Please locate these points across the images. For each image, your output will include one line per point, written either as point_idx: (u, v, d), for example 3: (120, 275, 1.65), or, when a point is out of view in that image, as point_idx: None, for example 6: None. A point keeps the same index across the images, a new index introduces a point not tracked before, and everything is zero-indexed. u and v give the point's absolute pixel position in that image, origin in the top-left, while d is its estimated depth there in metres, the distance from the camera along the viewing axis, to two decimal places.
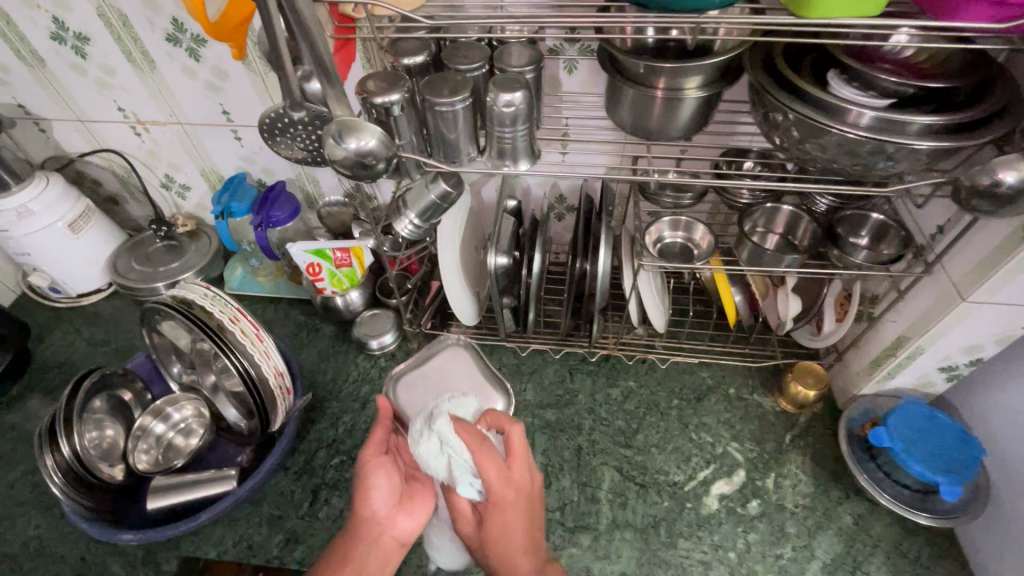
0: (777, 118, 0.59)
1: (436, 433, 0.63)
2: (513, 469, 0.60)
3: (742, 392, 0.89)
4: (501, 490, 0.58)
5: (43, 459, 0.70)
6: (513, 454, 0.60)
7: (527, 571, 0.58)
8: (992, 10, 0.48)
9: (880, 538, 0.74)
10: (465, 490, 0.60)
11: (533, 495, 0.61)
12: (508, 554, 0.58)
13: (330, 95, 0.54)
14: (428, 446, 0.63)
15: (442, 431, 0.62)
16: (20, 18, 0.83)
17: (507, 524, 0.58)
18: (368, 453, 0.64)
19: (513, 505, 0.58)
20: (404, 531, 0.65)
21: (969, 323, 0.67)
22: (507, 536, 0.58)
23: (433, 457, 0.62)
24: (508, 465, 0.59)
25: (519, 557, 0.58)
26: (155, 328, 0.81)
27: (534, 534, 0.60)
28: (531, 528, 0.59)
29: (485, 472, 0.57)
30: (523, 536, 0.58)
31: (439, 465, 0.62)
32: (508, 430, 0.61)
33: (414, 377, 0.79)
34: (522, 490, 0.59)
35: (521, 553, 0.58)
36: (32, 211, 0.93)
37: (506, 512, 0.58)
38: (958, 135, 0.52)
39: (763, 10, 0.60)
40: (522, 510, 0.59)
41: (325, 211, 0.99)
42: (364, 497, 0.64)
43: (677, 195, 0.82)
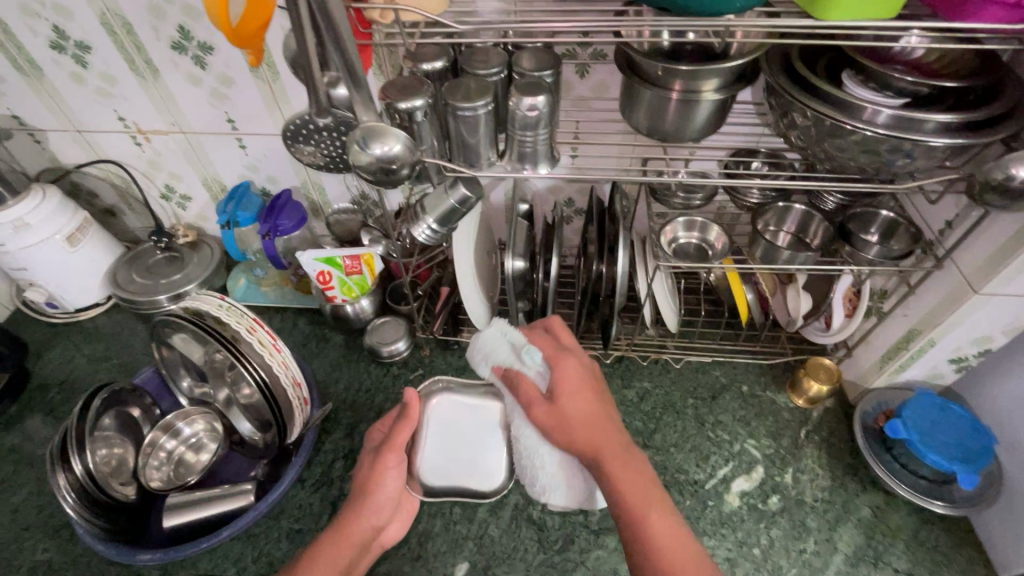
0: (796, 117, 0.60)
1: (498, 329, 0.68)
2: (568, 346, 0.66)
3: (755, 389, 0.90)
4: (562, 357, 0.62)
5: (55, 478, 0.68)
6: (564, 337, 0.67)
7: (605, 438, 0.57)
8: (1005, 11, 0.50)
9: (898, 529, 0.75)
10: (530, 366, 0.64)
11: (592, 374, 0.63)
12: (581, 419, 0.58)
13: (357, 100, 0.54)
14: (491, 340, 0.67)
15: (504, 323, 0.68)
16: (18, 26, 0.81)
17: (577, 388, 0.60)
18: (390, 454, 0.63)
19: (578, 373, 0.61)
20: (388, 536, 0.69)
21: (979, 315, 0.69)
22: (580, 402, 0.59)
23: (497, 348, 0.66)
24: (562, 343, 0.66)
25: (592, 421, 0.58)
26: (166, 341, 0.79)
27: (606, 406, 0.60)
28: (599, 400, 0.61)
29: (544, 346, 0.65)
30: (591, 403, 0.60)
31: (502, 352, 0.66)
32: (551, 322, 0.69)
33: (455, 401, 0.83)
34: (580, 365, 0.63)
35: (594, 418, 0.59)
36: (29, 224, 0.90)
37: (572, 376, 0.61)
38: (973, 133, 0.53)
39: (777, 13, 0.62)
40: (586, 377, 0.62)
41: (333, 219, 0.98)
42: (370, 504, 0.63)
43: (688, 196, 0.81)
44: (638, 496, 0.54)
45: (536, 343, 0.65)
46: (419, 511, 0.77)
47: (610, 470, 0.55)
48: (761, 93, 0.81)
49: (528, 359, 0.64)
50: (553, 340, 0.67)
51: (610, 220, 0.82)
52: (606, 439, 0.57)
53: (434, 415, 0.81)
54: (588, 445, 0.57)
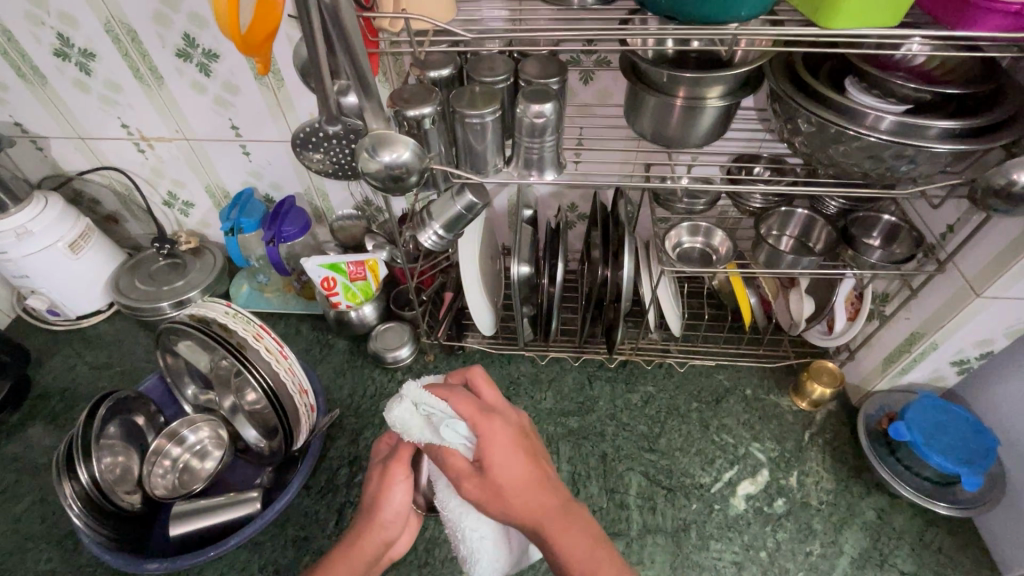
0: (800, 124, 0.61)
1: (409, 396, 0.53)
2: (491, 402, 0.56)
3: (759, 393, 0.91)
4: (489, 423, 0.52)
5: (62, 487, 0.68)
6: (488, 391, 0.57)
7: (548, 508, 0.51)
8: (1006, 20, 0.51)
9: (902, 531, 0.76)
10: (450, 439, 0.52)
11: (520, 431, 0.54)
12: (519, 492, 0.50)
13: (367, 109, 0.54)
14: (399, 411, 0.53)
15: (412, 391, 0.53)
16: (22, 34, 0.81)
17: (511, 457, 0.51)
18: (398, 466, 0.58)
19: (510, 436, 0.52)
20: (397, 551, 0.64)
21: (981, 317, 0.70)
22: (514, 471, 0.51)
23: (410, 423, 0.53)
24: (484, 399, 0.55)
25: (532, 492, 0.51)
26: (172, 348, 0.79)
27: (543, 468, 0.53)
28: (534, 460, 0.53)
29: (465, 408, 0.53)
30: (529, 471, 0.52)
31: (419, 426, 0.53)
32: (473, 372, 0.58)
33: None
34: (511, 425, 0.54)
35: (533, 486, 0.51)
36: (31, 231, 0.90)
37: (502, 443, 0.52)
38: (974, 139, 0.54)
39: (781, 22, 0.63)
40: (518, 439, 0.53)
41: (337, 225, 0.99)
42: (377, 520, 0.58)
43: (690, 201, 0.83)
44: (585, 563, 0.50)
45: (454, 408, 0.53)
46: (426, 518, 0.77)
47: (552, 537, 0.50)
48: (764, 100, 0.82)
49: (450, 432, 0.52)
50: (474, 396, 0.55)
51: (613, 225, 0.83)
52: (548, 509, 0.51)
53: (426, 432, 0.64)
54: (529, 517, 0.50)
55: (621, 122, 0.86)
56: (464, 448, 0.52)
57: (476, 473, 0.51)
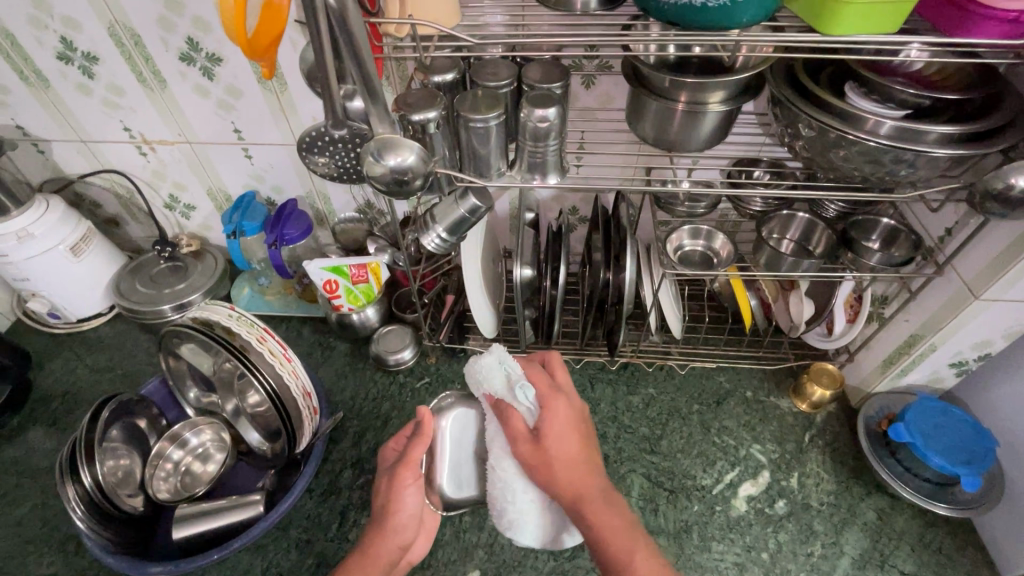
0: (800, 128, 0.61)
1: (496, 354, 0.65)
2: (562, 385, 0.62)
3: (759, 394, 0.91)
4: (554, 398, 0.59)
5: (64, 490, 0.68)
6: (560, 374, 0.64)
7: (589, 486, 0.55)
8: (1005, 27, 0.52)
9: (902, 531, 0.77)
10: (521, 400, 0.60)
11: (580, 415, 0.60)
12: (567, 463, 0.56)
13: (373, 113, 0.54)
14: (488, 365, 0.64)
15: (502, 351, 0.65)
16: (26, 38, 0.81)
17: (566, 431, 0.57)
18: (405, 471, 0.61)
19: (568, 414, 0.59)
20: (415, 553, 0.67)
21: (980, 320, 0.71)
22: (568, 445, 0.57)
23: (492, 374, 0.63)
24: (558, 382, 0.62)
25: (580, 466, 0.56)
26: (175, 351, 0.79)
27: (593, 452, 0.58)
28: (587, 442, 0.58)
29: (538, 381, 0.61)
30: (581, 449, 0.57)
31: (496, 380, 0.63)
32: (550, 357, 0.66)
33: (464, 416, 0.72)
34: (571, 406, 0.60)
35: (581, 463, 0.56)
36: (32, 234, 0.90)
37: (562, 418, 0.58)
38: (973, 144, 0.55)
39: (782, 28, 0.63)
40: (576, 420, 0.59)
41: (339, 228, 1.00)
42: (389, 527, 0.60)
43: (692, 204, 0.83)
44: (620, 544, 0.52)
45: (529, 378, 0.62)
46: None
47: (590, 513, 0.54)
48: (764, 104, 0.83)
49: (518, 394, 0.60)
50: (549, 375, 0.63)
51: (615, 228, 0.83)
52: (591, 486, 0.55)
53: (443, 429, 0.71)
54: (573, 490, 0.55)
55: (623, 126, 0.87)
56: (528, 413, 0.60)
57: (531, 438, 0.57)
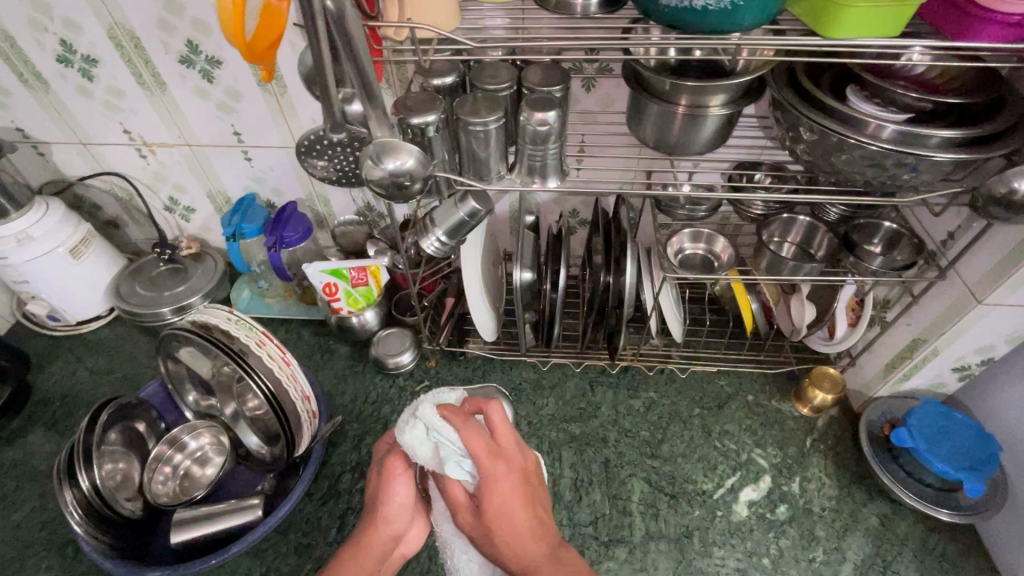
0: (802, 131, 0.61)
1: (422, 419, 0.56)
2: (504, 444, 0.54)
3: (760, 398, 0.91)
4: (494, 468, 0.52)
5: (62, 494, 0.68)
6: (500, 434, 0.54)
7: (536, 555, 0.52)
8: (1007, 31, 0.52)
9: (905, 537, 0.76)
10: (455, 475, 0.53)
11: (525, 482, 0.53)
12: (510, 539, 0.51)
13: (371, 117, 0.54)
14: (413, 436, 0.56)
15: (428, 418, 0.55)
16: (25, 40, 0.81)
17: (507, 508, 0.51)
18: (393, 466, 0.59)
19: (510, 484, 0.52)
20: (409, 547, 0.62)
21: (983, 324, 0.70)
22: (506, 524, 0.51)
23: (419, 446, 0.55)
24: (499, 440, 0.54)
25: (525, 538, 0.52)
26: (174, 354, 0.79)
27: (540, 516, 0.53)
28: (533, 509, 0.53)
29: (474, 452, 0.52)
30: (524, 521, 0.52)
31: (427, 452, 0.55)
32: (488, 409, 0.56)
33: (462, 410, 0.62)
34: (514, 471, 0.53)
35: (525, 535, 0.52)
36: (31, 237, 0.89)
37: (502, 492, 0.51)
38: (975, 148, 0.54)
39: (783, 31, 0.63)
40: (520, 487, 0.52)
41: (338, 230, 1.00)
42: (382, 512, 0.59)
43: (692, 207, 0.83)
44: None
45: (464, 445, 0.53)
46: None
47: None
48: (765, 107, 0.83)
49: (451, 471, 0.53)
50: (488, 436, 0.54)
51: (615, 231, 0.83)
52: (538, 555, 0.52)
53: None
54: (516, 560, 0.52)
55: (623, 129, 0.86)
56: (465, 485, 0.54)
57: (471, 510, 0.54)
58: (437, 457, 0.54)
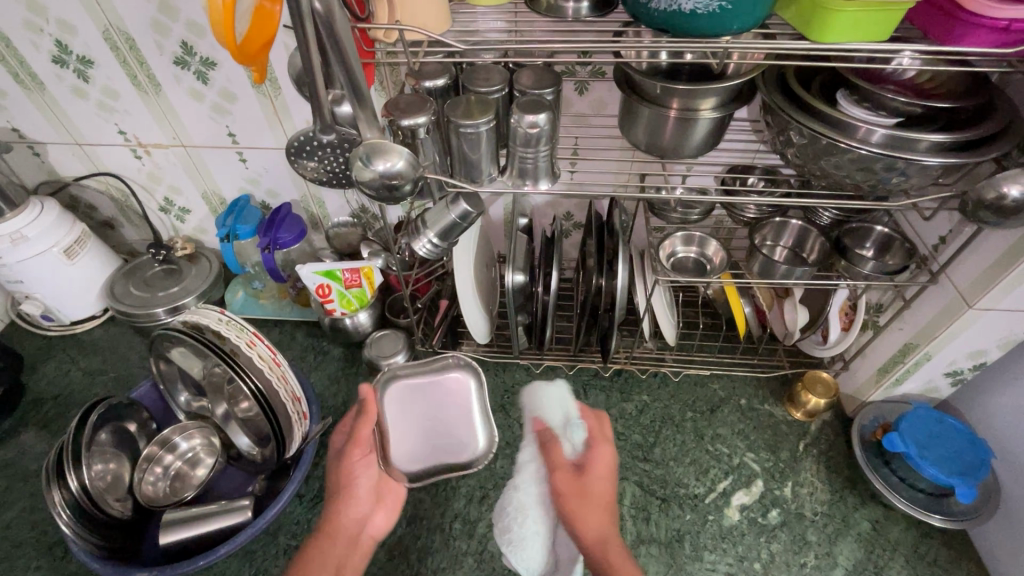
0: (791, 135, 0.61)
1: (558, 391, 0.71)
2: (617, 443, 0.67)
3: (753, 402, 0.91)
4: (609, 449, 0.64)
5: (50, 494, 0.67)
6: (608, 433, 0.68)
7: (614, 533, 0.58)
8: (994, 35, 0.52)
9: (897, 542, 0.76)
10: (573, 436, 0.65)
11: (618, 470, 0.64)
12: (599, 498, 0.60)
13: (361, 118, 0.54)
14: (555, 403, 0.70)
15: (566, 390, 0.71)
16: (22, 41, 0.81)
17: (603, 474, 0.62)
18: (355, 454, 0.66)
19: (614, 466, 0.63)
20: (378, 529, 0.68)
21: (975, 329, 0.70)
22: (600, 486, 0.61)
23: (555, 411, 0.69)
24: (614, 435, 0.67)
25: (607, 509, 0.59)
26: (165, 355, 0.79)
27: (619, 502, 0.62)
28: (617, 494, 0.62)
29: (592, 425, 0.66)
30: (609, 495, 0.61)
31: (559, 417, 0.68)
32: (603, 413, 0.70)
33: (412, 387, 0.76)
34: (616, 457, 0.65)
35: (606, 505, 0.60)
36: (26, 237, 0.89)
37: (604, 462, 0.62)
38: (964, 153, 0.54)
39: (773, 35, 0.63)
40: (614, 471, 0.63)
41: (332, 232, 0.99)
42: (348, 499, 0.65)
43: (685, 210, 0.83)
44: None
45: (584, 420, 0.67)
46: (419, 527, 0.78)
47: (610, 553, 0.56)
48: (757, 111, 0.83)
49: (574, 435, 0.65)
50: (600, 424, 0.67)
51: (608, 233, 0.83)
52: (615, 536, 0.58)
53: (392, 403, 0.75)
54: (596, 528, 0.58)
55: (616, 133, 0.87)
56: (573, 448, 0.65)
57: (571, 469, 0.63)
58: (566, 419, 0.67)
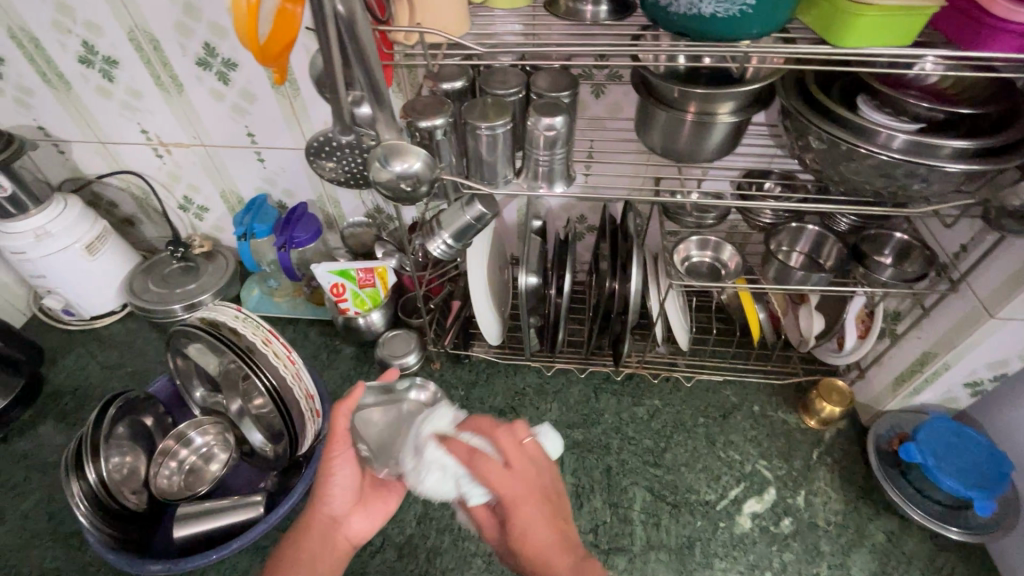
0: (810, 139, 0.61)
1: (431, 461, 0.52)
2: (526, 458, 0.53)
3: (766, 409, 0.90)
4: (512, 487, 0.51)
5: (69, 485, 0.69)
6: (513, 450, 0.54)
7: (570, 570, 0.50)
8: (1020, 40, 0.51)
9: (912, 555, 0.74)
10: (476, 498, 0.52)
11: (548, 490, 0.53)
12: (537, 556, 0.50)
13: (380, 119, 0.55)
14: (429, 478, 0.52)
15: (436, 453, 0.52)
16: (50, 41, 0.83)
17: (533, 520, 0.51)
18: (333, 456, 0.59)
19: (526, 502, 0.51)
20: (355, 535, 0.62)
21: (996, 339, 0.69)
22: (535, 530, 0.51)
23: (438, 486, 0.52)
24: (513, 459, 0.53)
25: (553, 551, 0.50)
26: (182, 351, 0.80)
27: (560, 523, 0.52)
28: (555, 521, 0.52)
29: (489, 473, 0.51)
30: (549, 535, 0.51)
31: (446, 489, 0.52)
32: (499, 434, 0.54)
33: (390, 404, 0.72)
34: (535, 483, 0.53)
35: (552, 550, 0.50)
36: (50, 233, 0.92)
37: (524, 510, 0.51)
38: (986, 159, 0.54)
39: (793, 39, 0.63)
40: (542, 507, 0.52)
41: (348, 232, 1.00)
42: (325, 494, 0.60)
43: (700, 215, 0.83)
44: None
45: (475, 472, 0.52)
46: (429, 527, 0.78)
47: None
48: (775, 116, 0.83)
49: (477, 497, 0.52)
50: (503, 450, 0.54)
51: (622, 237, 0.83)
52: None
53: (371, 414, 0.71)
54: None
55: (631, 136, 0.87)
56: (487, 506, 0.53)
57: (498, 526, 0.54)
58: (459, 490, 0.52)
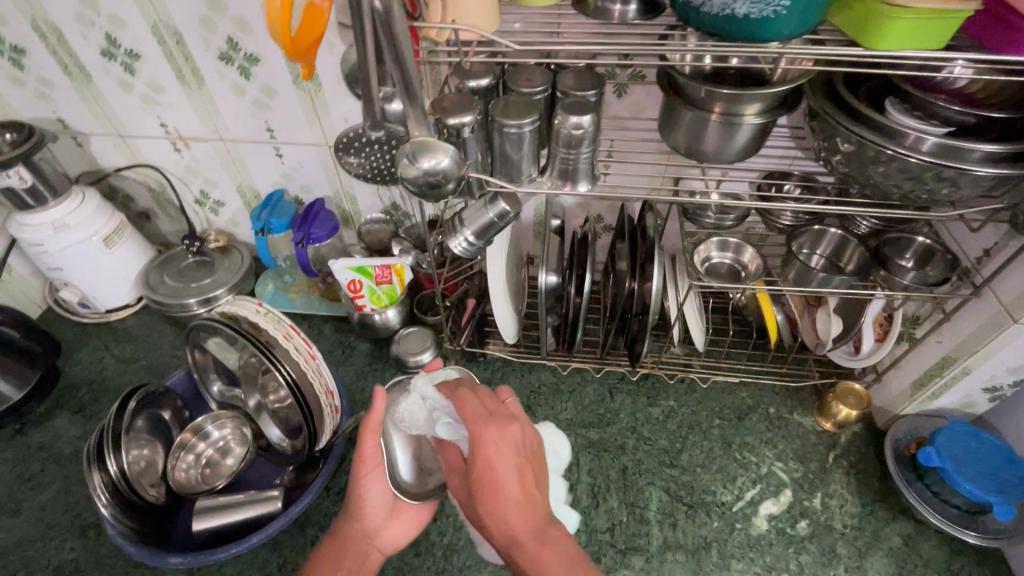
0: (838, 141, 0.61)
1: (415, 392, 0.63)
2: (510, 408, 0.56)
3: (782, 412, 0.90)
4: (481, 431, 0.51)
5: (91, 476, 0.69)
6: (495, 399, 0.56)
7: (524, 529, 0.49)
8: None
9: (929, 559, 0.74)
10: (446, 430, 0.58)
11: (526, 444, 0.53)
12: (500, 504, 0.49)
13: (411, 115, 0.54)
14: (409, 401, 0.63)
15: (421, 386, 0.63)
16: (72, 33, 0.83)
17: (504, 466, 0.50)
18: (363, 475, 0.62)
19: (501, 443, 0.51)
20: (386, 544, 0.66)
21: (1020, 344, 0.69)
22: (500, 483, 0.50)
23: (413, 412, 0.62)
24: (489, 403, 0.55)
25: (515, 505, 0.50)
26: (201, 345, 0.80)
27: (531, 481, 0.51)
28: (524, 477, 0.51)
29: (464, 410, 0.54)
30: (515, 489, 0.50)
31: (421, 418, 0.62)
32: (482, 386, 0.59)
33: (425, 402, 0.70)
34: (513, 434, 0.52)
35: (515, 503, 0.50)
36: (68, 224, 0.92)
37: (496, 454, 0.50)
38: (1018, 164, 0.53)
39: (823, 41, 0.63)
40: (514, 457, 0.51)
41: (365, 229, 1.01)
42: (359, 513, 0.64)
43: (720, 216, 0.80)
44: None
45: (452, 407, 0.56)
46: (445, 523, 0.78)
47: (523, 554, 0.49)
48: (796, 118, 0.83)
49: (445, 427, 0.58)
50: (481, 400, 0.56)
51: (641, 237, 0.83)
52: (527, 532, 0.49)
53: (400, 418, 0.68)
54: (503, 532, 0.49)
55: (651, 136, 0.87)
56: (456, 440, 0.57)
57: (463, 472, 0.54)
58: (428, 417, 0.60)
